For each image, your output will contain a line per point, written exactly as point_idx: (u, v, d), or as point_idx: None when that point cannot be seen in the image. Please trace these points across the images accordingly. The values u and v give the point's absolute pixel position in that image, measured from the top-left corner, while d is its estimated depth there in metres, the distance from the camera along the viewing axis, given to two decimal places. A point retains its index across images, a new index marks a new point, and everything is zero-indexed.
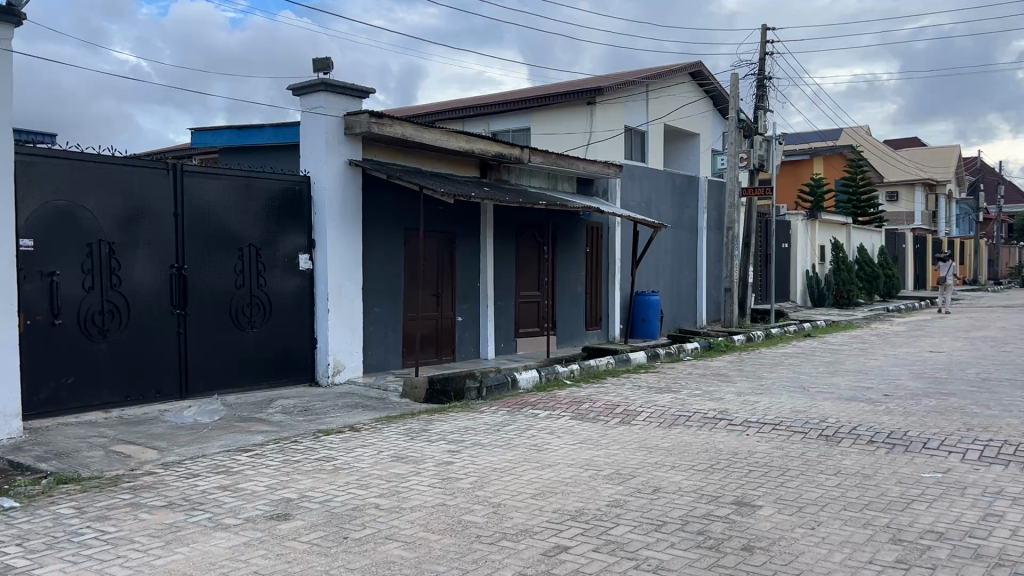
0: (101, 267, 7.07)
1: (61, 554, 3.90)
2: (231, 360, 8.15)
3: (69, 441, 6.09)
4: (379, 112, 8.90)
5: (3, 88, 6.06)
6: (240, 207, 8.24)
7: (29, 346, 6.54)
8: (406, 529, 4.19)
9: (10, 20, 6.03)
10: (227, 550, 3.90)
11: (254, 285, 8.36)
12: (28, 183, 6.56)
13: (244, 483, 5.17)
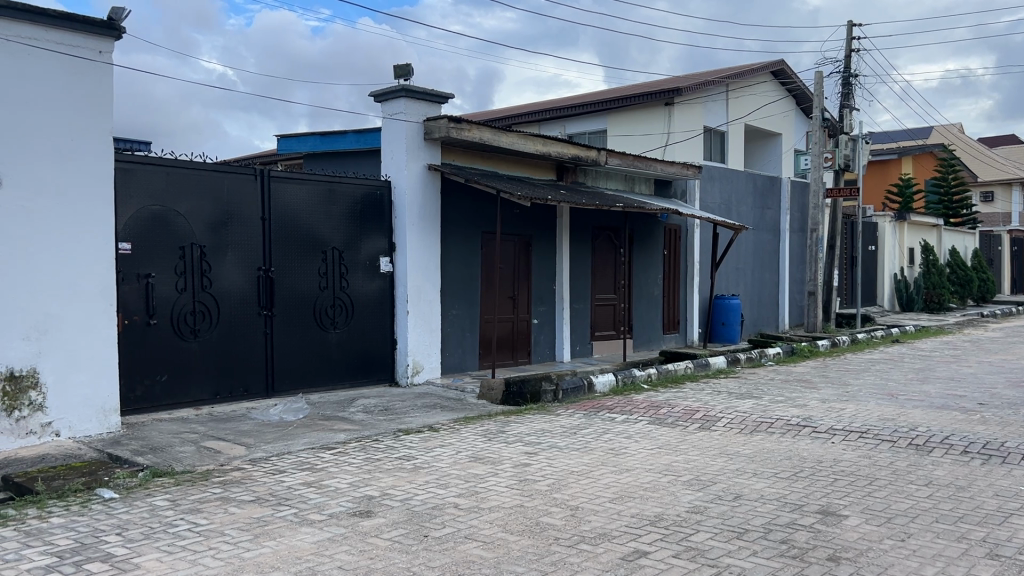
0: (193, 269, 7.35)
1: (157, 544, 4.07)
2: (315, 359, 8.37)
3: (163, 436, 6.34)
4: (458, 117, 8.98)
5: (104, 98, 6.34)
6: (324, 211, 8.45)
7: (126, 344, 6.85)
8: (485, 529, 4.23)
9: (112, 35, 6.35)
10: (312, 545, 4.01)
11: (337, 287, 8.56)
12: (126, 189, 6.87)
13: (328, 480, 5.31)
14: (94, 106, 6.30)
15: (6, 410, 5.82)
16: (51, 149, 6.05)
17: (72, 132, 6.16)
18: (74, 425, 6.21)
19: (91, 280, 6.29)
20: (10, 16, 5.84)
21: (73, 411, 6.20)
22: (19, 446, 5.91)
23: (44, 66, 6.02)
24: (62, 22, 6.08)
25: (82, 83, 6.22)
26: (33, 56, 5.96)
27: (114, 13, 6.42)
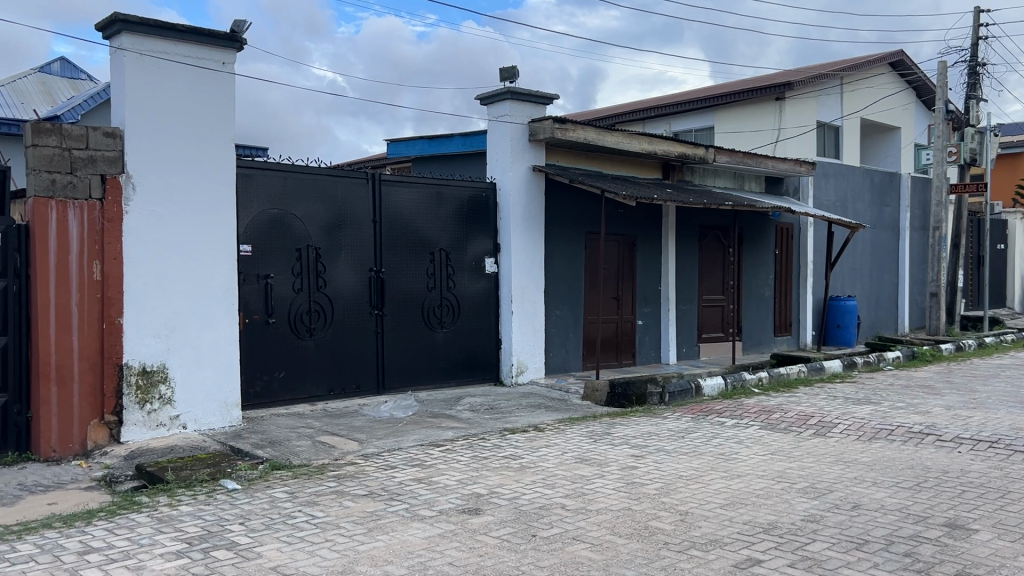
0: (309, 270, 7.63)
1: (278, 534, 4.25)
2: (423, 358, 8.53)
3: (281, 431, 6.61)
4: (563, 118, 9.00)
5: (226, 106, 6.64)
6: (432, 213, 8.61)
7: (248, 342, 7.16)
8: (593, 531, 4.22)
9: (234, 47, 6.65)
10: (424, 541, 4.09)
11: (444, 287, 8.71)
12: (247, 194, 7.19)
13: (437, 476, 5.41)
14: (218, 115, 6.61)
15: (138, 404, 6.19)
16: (179, 157, 6.39)
17: (198, 140, 6.49)
18: (199, 419, 6.55)
19: (215, 281, 6.61)
20: (143, 32, 6.19)
21: (198, 405, 6.53)
22: (151, 437, 6.27)
23: (173, 78, 6.35)
24: (189, 36, 6.40)
25: (207, 93, 6.53)
26: (163, 69, 6.30)
27: (237, 26, 6.72)
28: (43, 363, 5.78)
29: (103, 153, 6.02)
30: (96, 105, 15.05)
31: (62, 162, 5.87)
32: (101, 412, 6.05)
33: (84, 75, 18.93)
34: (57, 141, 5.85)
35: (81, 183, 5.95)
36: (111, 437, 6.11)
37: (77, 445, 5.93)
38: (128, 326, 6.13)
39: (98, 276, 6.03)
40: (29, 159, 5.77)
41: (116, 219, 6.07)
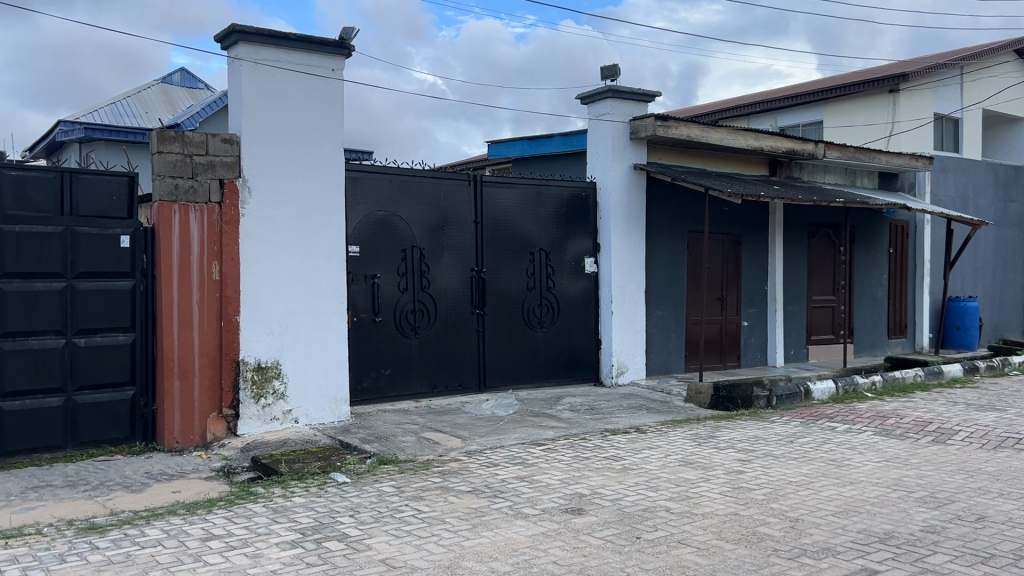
0: (414, 270, 7.79)
1: (386, 527, 4.36)
2: (523, 357, 8.58)
3: (387, 426, 6.77)
4: (665, 115, 8.89)
5: (335, 111, 6.84)
6: (533, 213, 8.65)
7: (355, 340, 7.37)
8: (698, 535, 4.15)
9: (343, 54, 6.85)
10: (528, 539, 4.12)
11: (544, 287, 8.73)
12: (355, 197, 7.39)
13: (540, 475, 5.43)
14: (327, 120, 6.82)
15: (254, 398, 6.46)
16: (292, 161, 6.64)
17: (309, 144, 6.72)
18: (310, 413, 6.78)
19: (325, 281, 6.83)
20: (258, 42, 6.44)
21: (309, 401, 6.76)
22: (265, 431, 6.54)
23: (286, 85, 6.59)
24: (301, 44, 6.63)
25: (317, 99, 6.75)
26: (277, 77, 6.55)
27: (346, 33, 6.91)
28: (167, 358, 6.10)
29: (221, 159, 6.31)
30: (213, 113, 15.82)
31: (184, 168, 6.18)
32: (219, 406, 6.34)
33: (202, 84, 19.92)
34: (180, 147, 6.17)
35: (202, 187, 6.24)
36: (229, 429, 6.40)
37: (198, 436, 6.24)
38: (244, 323, 6.40)
39: (216, 276, 6.32)
40: (155, 166, 6.11)
41: (233, 221, 6.35)
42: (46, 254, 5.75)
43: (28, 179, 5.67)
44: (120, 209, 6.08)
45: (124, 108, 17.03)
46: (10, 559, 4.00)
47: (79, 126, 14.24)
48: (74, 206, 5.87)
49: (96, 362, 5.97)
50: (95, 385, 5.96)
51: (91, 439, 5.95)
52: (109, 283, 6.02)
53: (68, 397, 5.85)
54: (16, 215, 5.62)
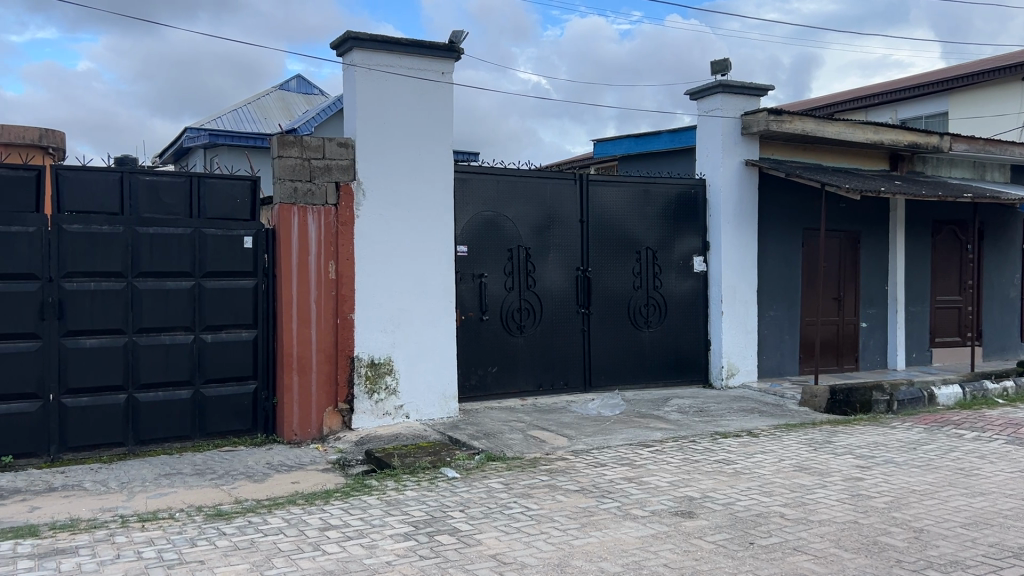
0: (521, 269, 7.85)
1: (496, 524, 4.42)
2: (631, 357, 8.51)
3: (495, 424, 6.85)
4: (778, 109, 8.67)
5: (445, 114, 6.97)
6: (640, 212, 8.57)
7: (463, 338, 7.49)
8: (815, 542, 4.03)
9: (453, 57, 6.96)
10: (637, 540, 4.10)
11: (652, 286, 8.63)
12: (463, 197, 7.51)
13: (648, 477, 5.38)
14: (437, 123, 6.96)
15: (367, 393, 6.66)
16: (403, 164, 6.80)
17: (420, 146, 6.87)
18: (421, 409, 6.94)
19: (435, 280, 6.97)
20: (372, 48, 6.62)
21: (419, 397, 6.92)
22: (378, 425, 6.72)
23: (398, 89, 6.76)
24: (412, 48, 6.77)
25: (427, 101, 6.89)
26: (390, 81, 6.72)
27: (455, 36, 7.02)
28: (286, 354, 6.36)
29: (337, 162, 6.53)
30: (327, 117, 16.38)
31: (302, 171, 6.42)
32: (335, 400, 6.57)
33: (316, 90, 20.66)
34: (298, 152, 6.40)
35: (319, 190, 6.48)
36: (344, 423, 6.62)
37: (315, 429, 6.48)
38: (358, 321, 6.60)
39: (332, 275, 6.54)
40: (275, 169, 6.37)
41: (348, 222, 6.56)
42: (177, 254, 6.09)
43: (161, 184, 6.02)
44: (243, 212, 6.38)
45: (244, 114, 17.85)
46: (146, 541, 4.26)
47: (203, 132, 15.02)
48: (202, 208, 6.20)
49: (222, 357, 6.28)
50: (220, 379, 6.28)
51: (217, 430, 6.28)
52: (233, 282, 6.33)
53: (196, 390, 6.19)
54: (150, 218, 5.98)
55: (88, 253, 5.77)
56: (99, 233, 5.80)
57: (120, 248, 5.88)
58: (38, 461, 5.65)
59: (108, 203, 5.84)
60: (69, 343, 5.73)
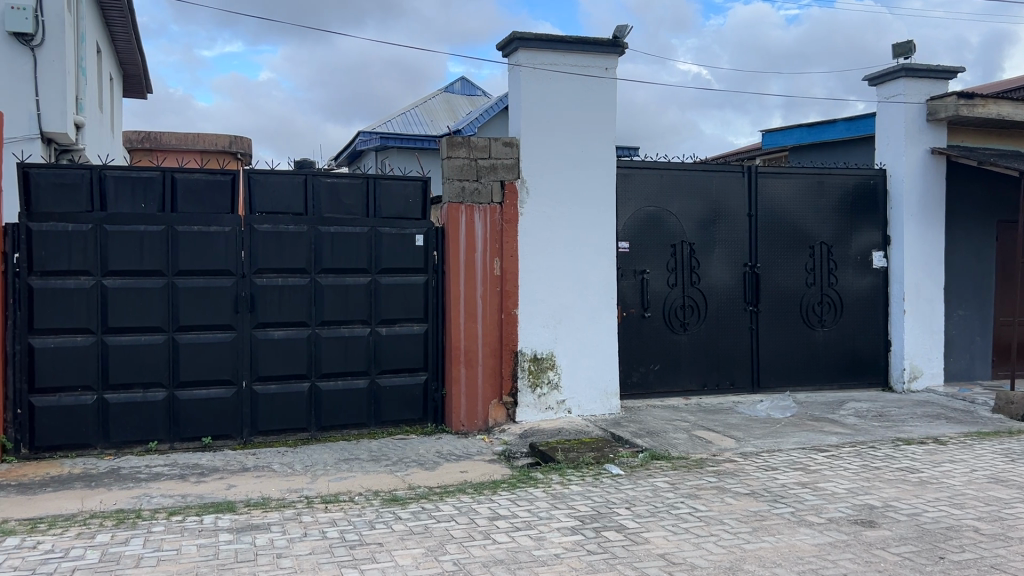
0: (685, 265, 7.71)
1: (663, 523, 4.37)
2: (802, 357, 8.16)
3: (658, 422, 6.76)
4: (970, 92, 8.04)
5: (608, 110, 6.94)
6: (812, 205, 8.19)
7: (625, 335, 7.46)
8: (1015, 561, 3.72)
9: (618, 52, 6.92)
10: (814, 547, 3.94)
11: (826, 283, 8.24)
12: (626, 193, 7.47)
13: (824, 483, 5.15)
14: (601, 119, 6.94)
15: (531, 387, 6.76)
16: (566, 161, 6.84)
17: (583, 143, 6.89)
18: (583, 405, 6.96)
19: (596, 276, 6.97)
20: (536, 47, 6.70)
21: (582, 392, 6.94)
22: (541, 419, 6.81)
23: (562, 87, 6.80)
24: (576, 46, 6.79)
25: (591, 98, 6.89)
26: (554, 80, 6.78)
27: (619, 32, 6.97)
28: (454, 347, 6.57)
29: (503, 161, 6.66)
30: (490, 117, 16.74)
31: (470, 171, 6.59)
32: (500, 393, 6.72)
33: (479, 91, 21.18)
34: (466, 152, 6.58)
35: (485, 189, 6.63)
36: (508, 416, 6.75)
37: (481, 421, 6.66)
38: (522, 316, 6.72)
39: (498, 271, 6.69)
40: (444, 170, 6.58)
41: (513, 220, 6.68)
42: (354, 251, 6.42)
43: (340, 185, 6.37)
44: (415, 211, 6.64)
45: (412, 118, 18.57)
46: (330, 521, 4.53)
47: (375, 136, 15.77)
48: (377, 208, 6.50)
49: (395, 349, 6.57)
50: (394, 370, 6.58)
51: (390, 419, 6.58)
52: (406, 278, 6.60)
53: (372, 380, 6.51)
54: (330, 217, 6.34)
55: (276, 250, 6.19)
56: (286, 232, 6.21)
57: (304, 245, 6.27)
58: (233, 442, 6.15)
59: (294, 204, 6.25)
60: (260, 334, 6.18)
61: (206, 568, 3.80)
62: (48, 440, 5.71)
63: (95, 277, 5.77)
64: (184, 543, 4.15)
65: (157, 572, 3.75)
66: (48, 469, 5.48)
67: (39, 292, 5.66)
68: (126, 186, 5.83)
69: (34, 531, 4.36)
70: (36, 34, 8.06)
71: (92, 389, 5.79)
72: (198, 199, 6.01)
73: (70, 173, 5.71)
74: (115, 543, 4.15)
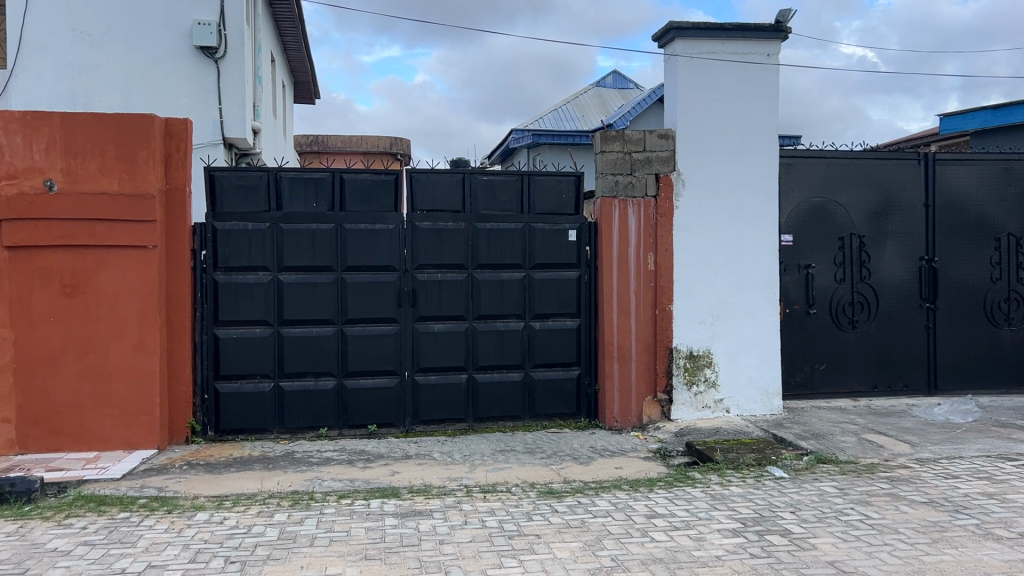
0: (853, 259, 7.31)
1: (832, 529, 4.17)
2: (986, 358, 7.54)
3: (824, 424, 6.44)
4: None
5: (771, 98, 6.65)
6: (998, 193, 7.56)
7: (787, 332, 7.17)
8: None
9: (781, 37, 6.62)
10: (1003, 564, 3.64)
11: (1013, 278, 7.58)
12: (789, 184, 7.17)
13: (1013, 494, 4.74)
14: (763, 107, 6.66)
15: (687, 385, 6.60)
16: (724, 151, 6.62)
17: (742, 133, 6.63)
18: (742, 405, 6.70)
19: (757, 272, 6.69)
20: (694, 36, 6.52)
21: (742, 392, 6.68)
22: (698, 417, 6.63)
23: (721, 76, 6.58)
24: (737, 32, 6.54)
25: (752, 85, 6.62)
26: (713, 69, 6.57)
27: (782, 16, 6.68)
28: (609, 343, 6.54)
29: (658, 154, 6.55)
30: (642, 110, 16.56)
31: (623, 165, 6.53)
32: (654, 390, 6.63)
33: (632, 84, 20.97)
34: (620, 146, 6.53)
35: (640, 182, 6.55)
36: (663, 413, 6.65)
37: (635, 417, 6.60)
38: (677, 312, 6.58)
39: (652, 267, 6.59)
40: (599, 164, 6.56)
41: (668, 214, 6.55)
42: (509, 247, 6.51)
43: (496, 183, 6.50)
44: (568, 206, 6.65)
45: (564, 113, 18.65)
46: (489, 511, 4.63)
47: (527, 133, 15.96)
48: (532, 204, 6.57)
49: (549, 344, 6.62)
50: (548, 364, 6.63)
51: (544, 412, 6.63)
52: (560, 273, 6.63)
53: (526, 373, 6.59)
54: (487, 214, 6.47)
55: (436, 246, 6.38)
56: (445, 229, 6.39)
57: (462, 241, 6.43)
58: (396, 430, 6.40)
59: (453, 201, 6.42)
60: (421, 327, 6.39)
61: (374, 550, 3.97)
62: (231, 424, 6.16)
63: (272, 272, 6.17)
64: (353, 525, 4.35)
65: (330, 551, 3.96)
66: (231, 451, 5.91)
67: (223, 286, 6.10)
68: (300, 187, 6.18)
69: (220, 507, 4.71)
70: (219, 47, 8.70)
71: (270, 376, 6.19)
72: (364, 198, 6.29)
73: (250, 175, 6.13)
74: (291, 522, 4.42)
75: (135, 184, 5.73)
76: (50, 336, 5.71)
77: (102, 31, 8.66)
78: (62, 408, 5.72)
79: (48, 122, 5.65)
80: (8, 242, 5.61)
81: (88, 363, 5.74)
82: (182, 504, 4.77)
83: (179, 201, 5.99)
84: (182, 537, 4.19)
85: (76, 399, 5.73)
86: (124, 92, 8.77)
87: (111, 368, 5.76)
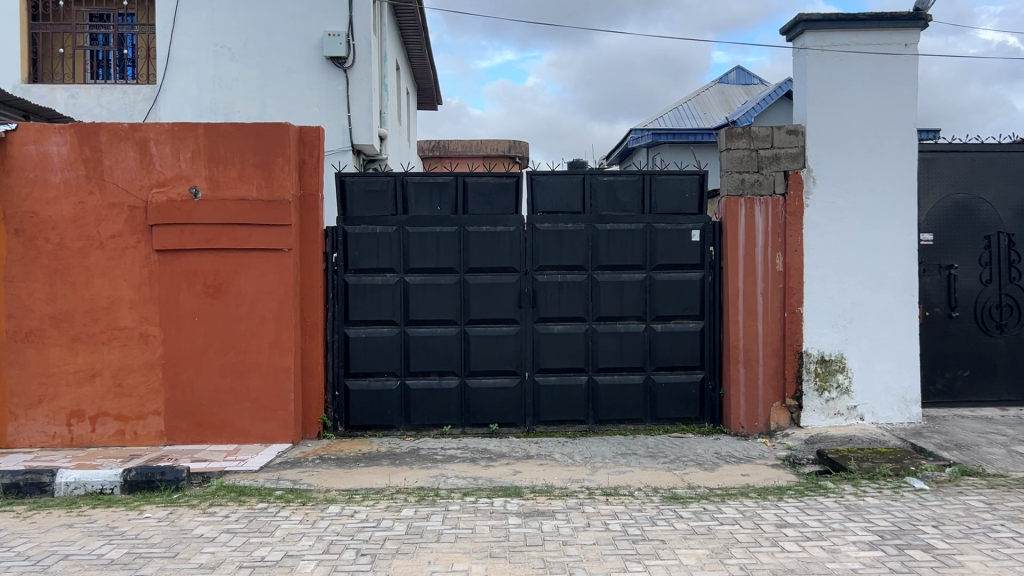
0: (1001, 259, 6.83)
1: (980, 546, 3.92)
2: None
3: (969, 434, 6.05)
4: None
5: (908, 90, 6.29)
6: None
7: (928, 336, 6.78)
8: None
9: (919, 25, 6.24)
10: None
11: None
12: (929, 179, 6.79)
13: None
14: (899, 100, 6.31)
15: (818, 390, 6.34)
16: (858, 146, 6.32)
17: (877, 127, 6.31)
18: (878, 412, 6.36)
19: (894, 272, 6.34)
20: (824, 28, 6.26)
21: (877, 398, 6.35)
22: (829, 425, 6.35)
23: (854, 68, 6.29)
24: (872, 22, 6.22)
25: (888, 77, 6.29)
26: (845, 62, 6.29)
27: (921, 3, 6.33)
28: (733, 346, 6.40)
29: (786, 151, 6.34)
30: (767, 106, 16.09)
31: (750, 162, 6.38)
32: (782, 396, 6.42)
33: (757, 79, 20.45)
34: (746, 143, 6.38)
35: (767, 179, 6.37)
36: (792, 420, 6.42)
37: (762, 423, 6.43)
38: (808, 314, 6.33)
39: (780, 267, 6.39)
40: (724, 162, 6.43)
41: (797, 212, 6.32)
42: (631, 247, 6.45)
43: (617, 183, 6.46)
44: (691, 206, 6.52)
45: (685, 111, 18.36)
46: (612, 514, 4.60)
47: (646, 132, 15.73)
48: (654, 204, 6.49)
49: (672, 347, 6.51)
50: (669, 367, 6.53)
51: (667, 416, 6.54)
52: (682, 274, 6.51)
53: (648, 375, 6.52)
54: (607, 215, 6.43)
55: (557, 247, 6.40)
56: (566, 230, 6.40)
57: (582, 242, 6.42)
58: (518, 430, 6.45)
59: (573, 203, 6.43)
60: (542, 328, 6.43)
61: (499, 548, 4.02)
62: (360, 420, 6.37)
63: (399, 274, 6.34)
64: (478, 523, 4.42)
65: (456, 547, 4.03)
66: (360, 446, 6.11)
67: (354, 287, 6.32)
68: (425, 190, 6.34)
69: (351, 501, 4.88)
70: (348, 57, 9.03)
71: (396, 374, 6.37)
72: (486, 201, 6.38)
73: (378, 180, 6.34)
74: (418, 518, 4.52)
75: (272, 190, 6.01)
76: (195, 334, 6.07)
77: (241, 44, 9.15)
78: (204, 402, 6.07)
79: (194, 132, 6.02)
80: (159, 247, 6.01)
81: (228, 360, 6.06)
82: (314, 496, 4.97)
83: (312, 206, 6.24)
84: (315, 529, 4.36)
85: (218, 395, 6.07)
86: (260, 103, 9.21)
87: (249, 365, 6.06)
